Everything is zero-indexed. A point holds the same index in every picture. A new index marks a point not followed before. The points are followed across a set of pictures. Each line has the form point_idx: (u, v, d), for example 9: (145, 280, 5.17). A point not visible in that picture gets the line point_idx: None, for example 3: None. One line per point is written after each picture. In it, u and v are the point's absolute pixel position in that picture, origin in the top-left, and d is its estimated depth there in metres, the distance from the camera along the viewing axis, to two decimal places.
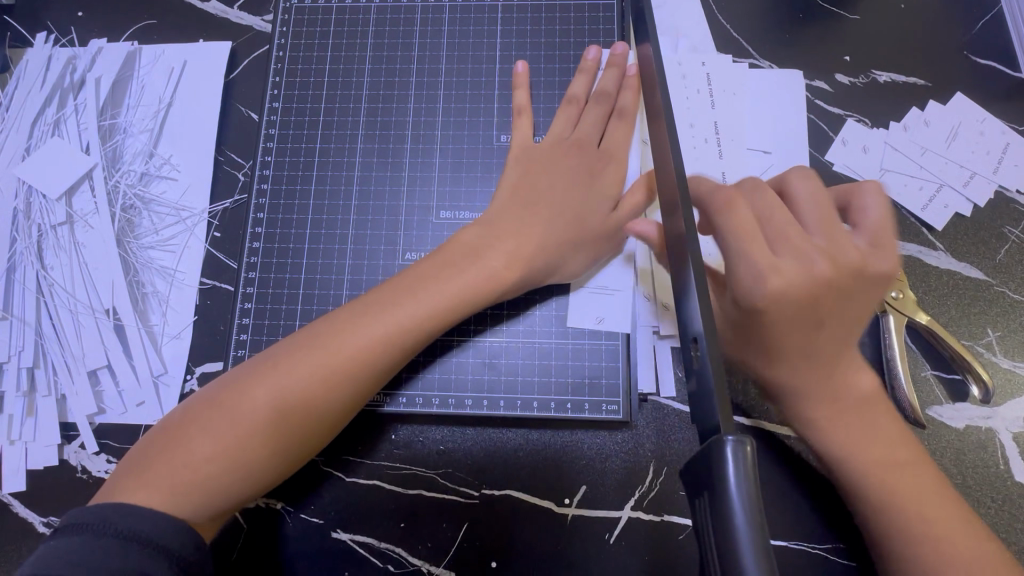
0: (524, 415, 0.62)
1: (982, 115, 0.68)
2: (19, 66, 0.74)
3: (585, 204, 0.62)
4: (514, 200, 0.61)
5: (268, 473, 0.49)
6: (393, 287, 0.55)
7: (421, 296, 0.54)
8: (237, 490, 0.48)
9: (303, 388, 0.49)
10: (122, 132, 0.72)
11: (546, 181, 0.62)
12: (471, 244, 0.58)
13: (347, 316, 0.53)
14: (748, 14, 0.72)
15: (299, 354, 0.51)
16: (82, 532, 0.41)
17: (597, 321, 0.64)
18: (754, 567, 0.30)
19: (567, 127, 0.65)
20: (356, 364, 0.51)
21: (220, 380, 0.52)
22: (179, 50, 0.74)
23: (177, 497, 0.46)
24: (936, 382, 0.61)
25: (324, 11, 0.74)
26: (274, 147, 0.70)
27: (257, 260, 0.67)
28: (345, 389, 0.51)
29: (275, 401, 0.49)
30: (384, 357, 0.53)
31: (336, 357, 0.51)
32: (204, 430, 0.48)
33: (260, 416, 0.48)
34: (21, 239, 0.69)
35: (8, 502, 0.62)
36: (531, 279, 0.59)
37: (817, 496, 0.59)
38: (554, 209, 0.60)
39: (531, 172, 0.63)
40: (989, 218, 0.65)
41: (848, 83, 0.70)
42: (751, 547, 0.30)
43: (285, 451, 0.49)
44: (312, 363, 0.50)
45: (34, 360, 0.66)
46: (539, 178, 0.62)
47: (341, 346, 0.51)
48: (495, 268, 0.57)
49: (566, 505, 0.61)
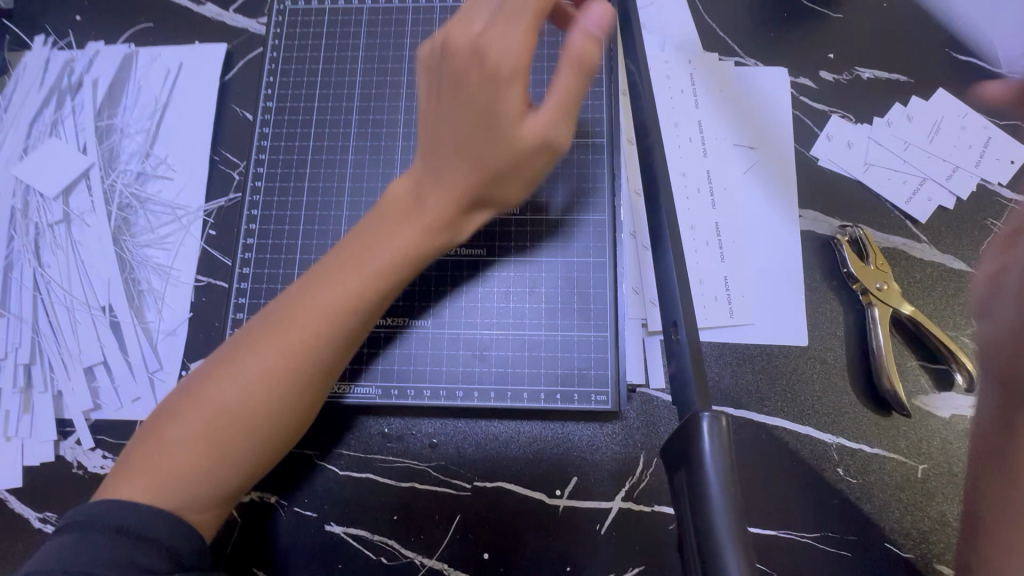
0: (514, 407, 0.63)
1: (963, 110, 0.69)
2: (18, 69, 0.75)
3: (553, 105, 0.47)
4: (437, 121, 0.49)
5: (251, 461, 0.49)
6: (340, 256, 0.51)
7: (371, 264, 0.50)
8: (223, 480, 0.48)
9: (271, 370, 0.48)
10: (119, 133, 0.73)
11: (449, 132, 0.49)
12: (407, 199, 0.51)
13: (303, 290, 0.51)
14: (733, 12, 0.74)
15: (259, 336, 0.49)
16: (78, 531, 0.44)
17: (487, 317, 0.65)
18: (727, 532, 0.30)
19: (477, 41, 0.47)
20: (314, 338, 0.49)
21: (190, 373, 0.51)
22: (175, 52, 0.76)
23: (165, 493, 0.46)
24: (922, 371, 0.62)
25: (317, 12, 0.75)
26: (268, 145, 0.71)
27: (250, 257, 0.68)
28: (313, 367, 0.49)
29: (245, 387, 0.48)
30: (348, 330, 0.50)
31: (297, 337, 0.49)
32: (177, 425, 0.48)
33: (231, 403, 0.48)
34: (19, 237, 0.70)
35: (5, 497, 0.63)
36: (452, 239, 0.52)
37: (805, 485, 0.59)
38: (454, 172, 0.50)
39: (441, 112, 0.50)
40: (972, 211, 0.66)
41: (832, 80, 0.71)
42: (723, 510, 0.31)
43: (264, 434, 0.49)
44: (274, 344, 0.49)
45: (31, 357, 0.67)
46: (483, 86, 0.47)
47: (296, 320, 0.49)
48: (432, 221, 0.50)
49: (557, 497, 0.61)
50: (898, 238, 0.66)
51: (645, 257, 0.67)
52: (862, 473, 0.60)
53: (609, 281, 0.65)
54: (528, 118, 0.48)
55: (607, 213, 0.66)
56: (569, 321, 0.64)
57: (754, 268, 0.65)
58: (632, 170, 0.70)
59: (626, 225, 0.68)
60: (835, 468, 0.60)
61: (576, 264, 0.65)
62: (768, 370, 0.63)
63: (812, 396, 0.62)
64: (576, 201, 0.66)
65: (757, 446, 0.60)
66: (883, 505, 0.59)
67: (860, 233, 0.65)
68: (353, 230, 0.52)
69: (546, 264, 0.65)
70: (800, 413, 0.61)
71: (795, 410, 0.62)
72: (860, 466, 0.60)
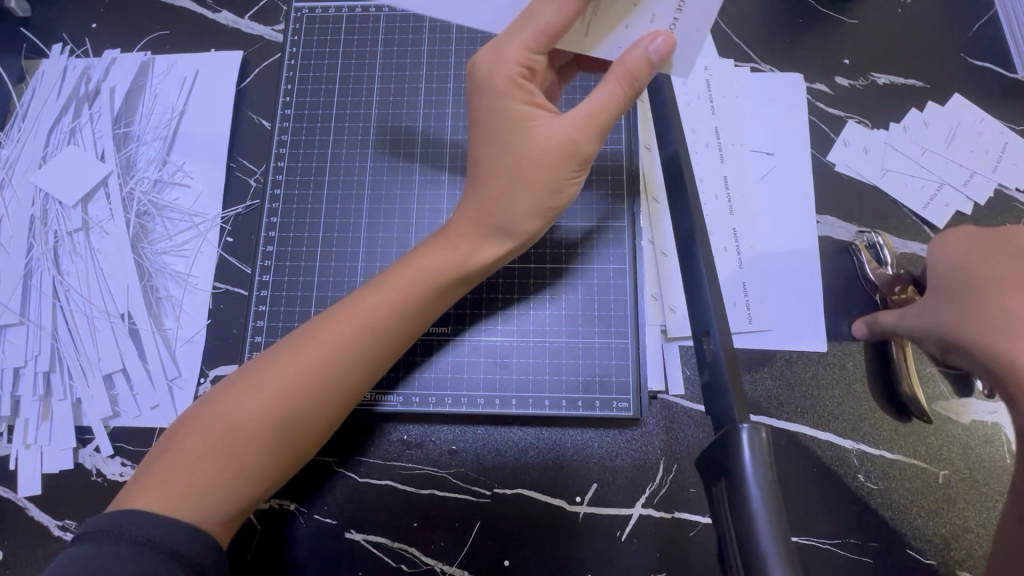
0: (535, 413, 0.63)
1: (980, 116, 0.69)
2: (35, 77, 0.76)
3: (593, 115, 0.53)
4: (479, 144, 0.56)
5: (267, 473, 0.50)
6: (370, 286, 0.56)
7: (395, 288, 0.55)
8: (236, 493, 0.49)
9: (290, 382, 0.51)
10: (136, 140, 0.74)
11: (490, 150, 0.55)
12: (441, 240, 0.57)
13: (326, 315, 0.55)
14: (749, 18, 0.74)
15: (281, 353, 0.53)
16: (98, 540, 0.44)
17: (507, 324, 0.65)
18: (769, 538, 0.31)
19: (501, 69, 0.52)
20: (330, 354, 0.52)
21: (213, 387, 0.54)
22: (192, 60, 0.76)
23: (180, 502, 0.48)
24: (941, 377, 0.62)
25: (335, 19, 0.75)
26: (286, 153, 0.71)
27: (270, 264, 0.68)
28: (334, 381, 0.52)
29: (264, 399, 0.50)
30: (367, 347, 0.54)
31: (321, 352, 0.52)
32: (197, 432, 0.50)
33: (247, 412, 0.50)
34: (37, 245, 0.70)
35: (24, 505, 0.63)
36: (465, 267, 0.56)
37: (827, 492, 0.59)
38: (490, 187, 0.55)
39: (485, 132, 0.55)
40: (990, 216, 0.67)
41: (848, 86, 0.71)
42: (765, 513, 0.32)
43: (274, 447, 0.50)
44: (297, 359, 0.52)
45: (50, 364, 0.67)
46: (518, 114, 0.54)
47: (315, 337, 0.53)
48: (463, 253, 0.56)
49: (577, 504, 0.61)
50: (916, 245, 0.66)
51: (665, 263, 0.67)
52: (883, 479, 0.60)
53: (628, 288, 0.65)
54: (564, 135, 0.53)
55: (625, 219, 0.67)
56: (587, 327, 0.64)
57: (772, 273, 0.65)
58: (651, 172, 0.69)
59: (644, 230, 0.67)
60: (856, 474, 0.60)
61: (595, 272, 0.65)
62: (788, 375, 0.63)
63: (831, 401, 0.62)
64: (598, 208, 0.67)
65: (777, 453, 0.60)
66: (904, 512, 0.59)
67: (879, 239, 0.65)
68: (385, 269, 0.58)
69: (565, 270, 0.66)
70: (821, 419, 0.61)
71: (813, 415, 0.62)
72: (882, 472, 0.60)
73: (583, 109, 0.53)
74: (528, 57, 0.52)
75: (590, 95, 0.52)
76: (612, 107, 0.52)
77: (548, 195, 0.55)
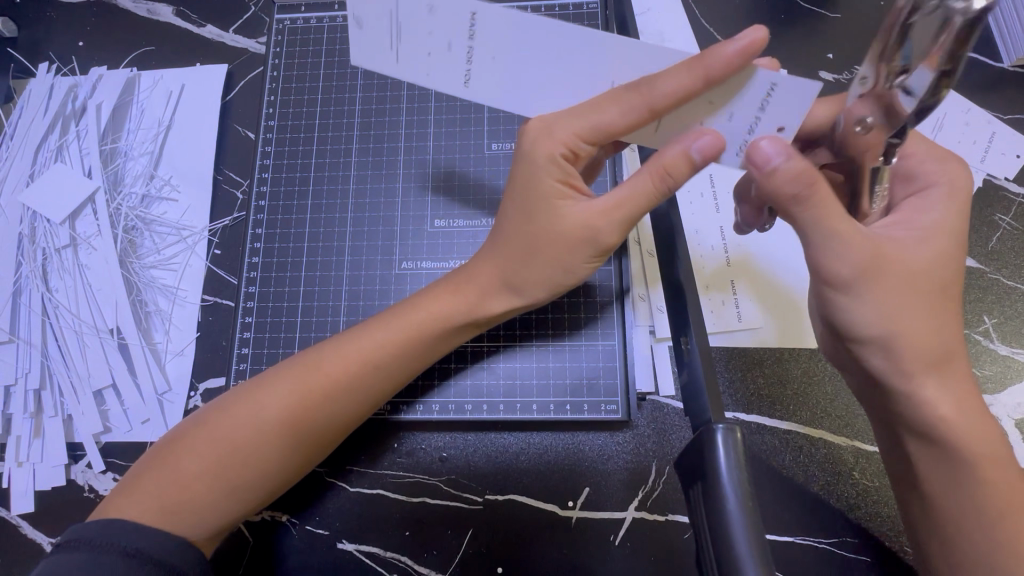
0: (524, 418, 0.63)
1: (967, 106, 0.69)
2: (23, 96, 0.76)
3: (622, 207, 0.48)
4: (508, 193, 0.53)
5: (258, 491, 0.51)
6: (384, 318, 0.56)
7: (407, 320, 0.55)
8: (225, 507, 0.49)
9: (292, 407, 0.51)
10: (123, 156, 0.74)
11: (518, 215, 0.52)
12: (457, 283, 0.56)
13: (335, 341, 0.55)
14: (730, 16, 0.74)
15: (285, 373, 0.53)
16: (83, 549, 0.44)
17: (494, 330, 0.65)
18: (739, 532, 0.34)
19: (545, 149, 0.48)
20: (333, 384, 0.52)
21: (212, 401, 0.54)
22: (178, 74, 0.76)
23: (167, 516, 0.47)
24: None
25: (316, 31, 0.76)
26: (271, 164, 0.72)
27: (256, 276, 0.69)
28: (337, 409, 0.52)
29: (265, 421, 0.50)
30: (373, 377, 0.54)
31: (324, 381, 0.52)
32: (193, 450, 0.50)
33: (246, 433, 0.50)
34: (26, 263, 0.70)
35: (17, 523, 0.63)
36: (486, 318, 0.56)
37: (822, 490, 0.59)
38: (507, 256, 0.53)
39: (516, 195, 0.52)
40: (977, 207, 0.66)
41: (832, 80, 0.71)
42: (737, 509, 0.35)
43: (265, 469, 0.50)
44: (299, 384, 0.52)
45: (41, 382, 0.67)
46: (550, 193, 0.50)
47: (320, 365, 0.53)
48: (474, 294, 0.55)
49: (569, 508, 0.61)
50: None
51: (652, 263, 0.66)
52: (879, 475, 0.59)
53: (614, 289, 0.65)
54: (589, 223, 0.49)
55: None
56: (575, 331, 0.64)
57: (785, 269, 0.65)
58: None
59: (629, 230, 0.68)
60: (851, 472, 0.59)
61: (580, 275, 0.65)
62: (779, 373, 0.62)
63: (824, 398, 0.61)
64: None
65: (770, 452, 0.60)
66: None
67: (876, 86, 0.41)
68: (398, 302, 0.58)
69: None
70: (813, 416, 0.61)
71: (806, 414, 0.61)
72: (876, 468, 0.59)
73: (615, 196, 0.48)
74: (575, 142, 0.47)
75: (623, 183, 0.49)
76: (642, 201, 0.48)
77: (562, 272, 0.52)
